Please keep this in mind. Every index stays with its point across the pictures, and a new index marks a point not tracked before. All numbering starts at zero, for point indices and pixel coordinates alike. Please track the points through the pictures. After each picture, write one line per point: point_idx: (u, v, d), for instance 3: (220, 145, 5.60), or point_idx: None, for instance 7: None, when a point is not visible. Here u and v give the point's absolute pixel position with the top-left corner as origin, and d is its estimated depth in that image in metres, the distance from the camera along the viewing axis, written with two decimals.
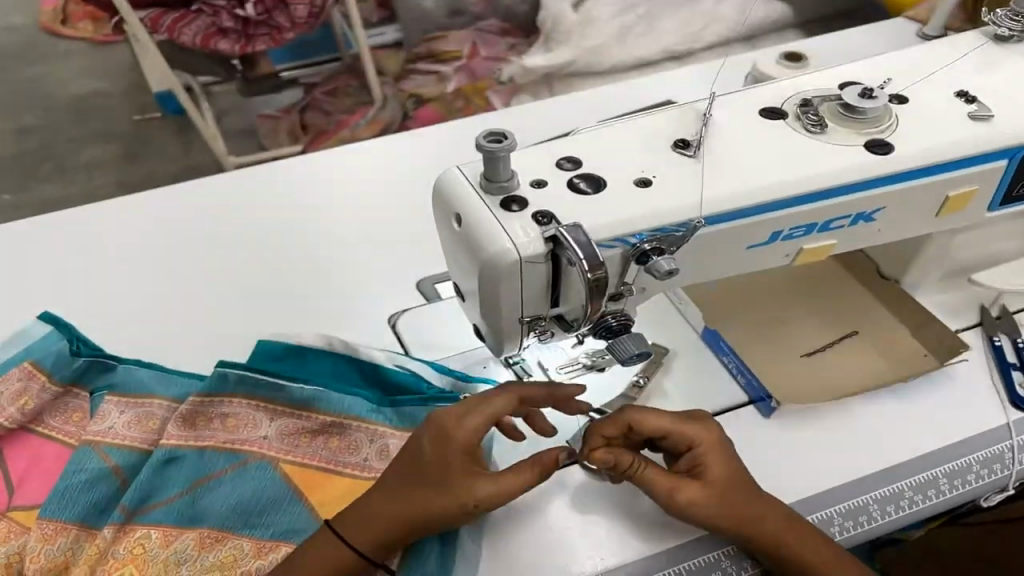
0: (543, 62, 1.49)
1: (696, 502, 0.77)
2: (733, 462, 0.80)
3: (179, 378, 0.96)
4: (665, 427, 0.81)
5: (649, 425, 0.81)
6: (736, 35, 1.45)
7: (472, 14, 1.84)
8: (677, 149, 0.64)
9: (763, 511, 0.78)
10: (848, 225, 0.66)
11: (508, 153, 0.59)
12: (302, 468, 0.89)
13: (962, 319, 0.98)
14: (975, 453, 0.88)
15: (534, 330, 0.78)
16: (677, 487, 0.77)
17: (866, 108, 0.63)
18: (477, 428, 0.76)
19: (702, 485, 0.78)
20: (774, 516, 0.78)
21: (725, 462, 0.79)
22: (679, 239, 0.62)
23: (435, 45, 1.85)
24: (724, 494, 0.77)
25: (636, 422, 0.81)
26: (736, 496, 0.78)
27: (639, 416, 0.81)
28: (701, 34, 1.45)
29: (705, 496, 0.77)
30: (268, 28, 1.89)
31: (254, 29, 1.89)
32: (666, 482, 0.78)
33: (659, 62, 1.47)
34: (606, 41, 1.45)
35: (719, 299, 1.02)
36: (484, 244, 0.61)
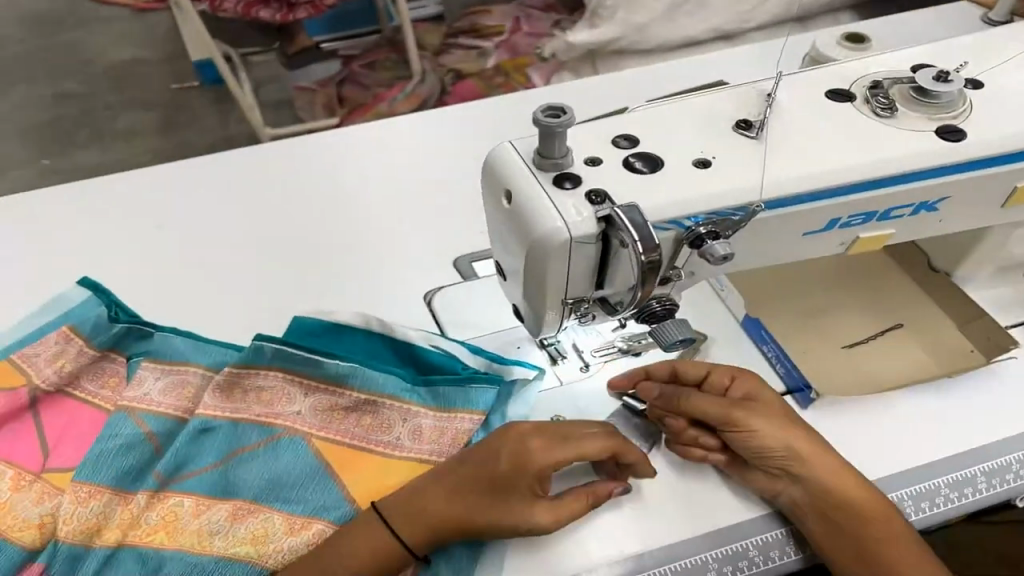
0: (587, 39, 1.47)
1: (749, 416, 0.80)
2: (777, 403, 0.84)
3: (214, 347, 0.96)
4: (707, 367, 0.86)
5: (693, 364, 0.87)
6: (787, 15, 1.42)
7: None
8: (738, 130, 0.63)
9: (820, 447, 0.80)
10: (908, 214, 0.65)
11: (566, 129, 0.58)
12: (334, 445, 0.88)
13: (1013, 315, 0.96)
14: (1014, 453, 0.86)
15: (575, 312, 0.77)
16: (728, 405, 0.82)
17: (940, 91, 0.60)
18: (562, 458, 0.76)
19: (759, 410, 0.82)
20: (826, 453, 0.80)
21: (770, 399, 0.84)
22: (735, 223, 0.61)
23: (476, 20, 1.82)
24: (779, 419, 0.81)
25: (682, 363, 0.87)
26: (786, 425, 0.81)
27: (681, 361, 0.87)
28: (752, 13, 1.42)
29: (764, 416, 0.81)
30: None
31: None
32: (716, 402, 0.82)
33: (707, 42, 1.44)
34: (654, 19, 1.40)
35: (761, 287, 1.01)
36: (536, 223, 0.60)
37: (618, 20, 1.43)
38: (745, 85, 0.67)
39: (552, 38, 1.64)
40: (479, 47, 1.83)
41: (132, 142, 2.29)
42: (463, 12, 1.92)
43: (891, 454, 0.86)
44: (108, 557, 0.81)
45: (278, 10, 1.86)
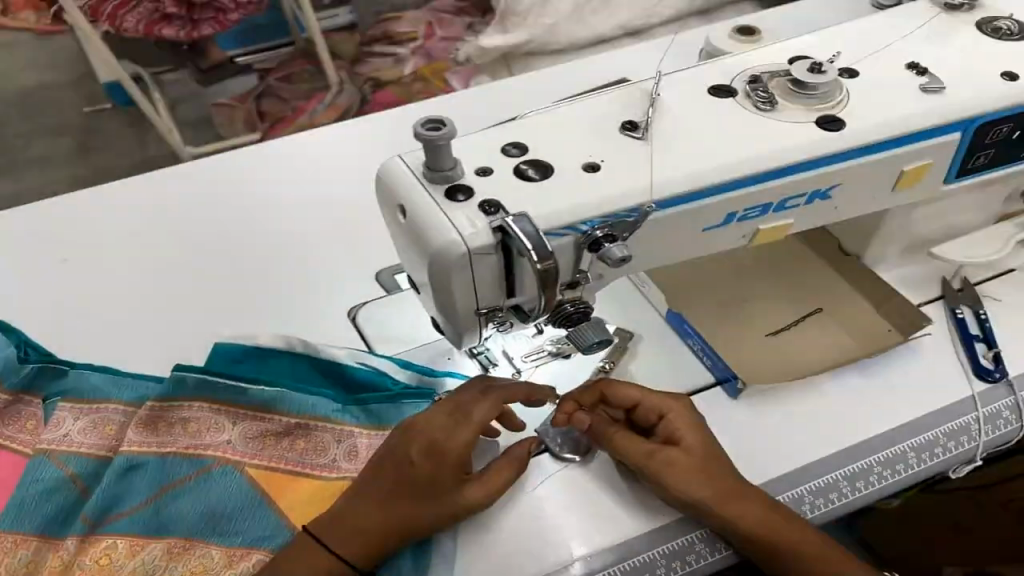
0: (498, 42, 1.47)
1: (672, 468, 0.78)
2: (706, 437, 0.81)
3: (135, 381, 0.93)
4: (636, 396, 0.83)
5: (623, 392, 0.83)
6: (690, 9, 1.45)
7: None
8: (625, 131, 0.62)
9: (741, 492, 0.78)
10: (803, 204, 0.65)
11: (448, 141, 0.56)
12: (268, 472, 0.86)
13: (924, 293, 0.97)
14: (942, 426, 0.87)
15: (492, 321, 0.76)
16: (651, 451, 0.79)
17: (817, 83, 0.61)
18: (468, 439, 0.77)
19: (681, 452, 0.79)
20: (753, 501, 0.78)
21: (699, 436, 0.81)
22: (631, 224, 0.60)
23: (390, 27, 1.81)
24: (702, 462, 0.79)
25: (611, 390, 0.84)
26: (710, 472, 0.78)
27: (612, 385, 0.84)
28: (656, 9, 1.44)
29: (684, 463, 0.78)
30: (213, 11, 1.85)
31: (199, 13, 1.84)
32: (640, 447, 0.80)
33: (616, 39, 1.46)
34: (561, 19, 1.43)
35: (681, 281, 1.01)
36: (432, 238, 0.58)
37: (528, 23, 1.44)
38: (630, 85, 0.67)
39: (466, 42, 1.64)
40: (394, 53, 1.78)
41: (48, 171, 2.21)
42: (375, 19, 1.89)
43: (815, 440, 0.87)
44: None
45: (182, 26, 1.84)
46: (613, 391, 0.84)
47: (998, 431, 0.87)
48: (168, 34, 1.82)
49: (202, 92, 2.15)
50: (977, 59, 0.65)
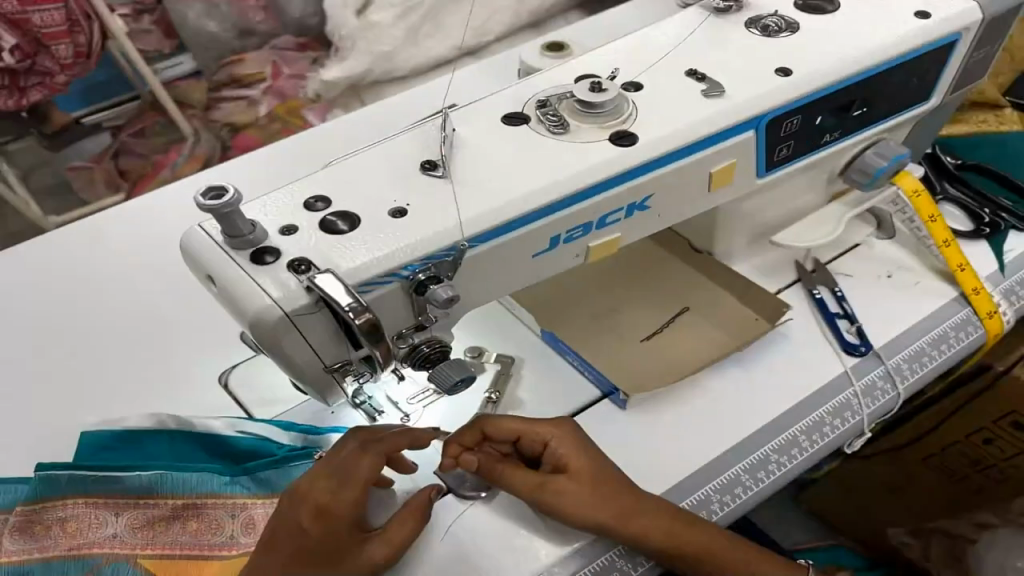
0: (341, 75, 1.48)
1: (564, 496, 0.77)
2: (592, 456, 0.80)
3: (0, 487, 0.87)
4: (517, 429, 0.81)
5: (503, 426, 0.81)
6: (520, 21, 1.49)
7: (264, 32, 1.80)
8: (425, 171, 0.61)
9: (637, 505, 0.77)
10: (625, 217, 0.65)
11: (235, 207, 0.54)
12: (163, 560, 0.83)
13: (780, 280, 0.99)
14: (827, 404, 0.89)
15: (346, 375, 0.72)
16: (540, 482, 0.78)
17: (601, 102, 0.61)
18: (354, 499, 0.73)
19: (570, 478, 0.78)
20: (649, 511, 0.77)
21: (585, 456, 0.79)
22: (452, 262, 0.59)
23: (236, 68, 1.76)
24: (592, 484, 0.78)
25: (491, 427, 0.82)
26: (601, 490, 0.78)
27: (490, 422, 0.82)
28: (488, 25, 1.46)
29: (575, 490, 0.77)
30: (38, 75, 1.69)
31: (24, 80, 1.69)
32: (529, 478, 0.79)
33: (455, 59, 1.49)
34: (398, 46, 1.44)
35: (548, 300, 1.00)
36: (244, 306, 0.56)
37: (360, 50, 1.45)
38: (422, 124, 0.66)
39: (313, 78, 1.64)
40: (246, 96, 1.75)
41: None
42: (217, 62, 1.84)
43: (696, 438, 0.87)
44: None
45: (9, 96, 1.70)
46: (493, 427, 0.81)
47: (878, 403, 0.89)
48: None
49: (53, 158, 2.04)
50: (757, 54, 0.67)
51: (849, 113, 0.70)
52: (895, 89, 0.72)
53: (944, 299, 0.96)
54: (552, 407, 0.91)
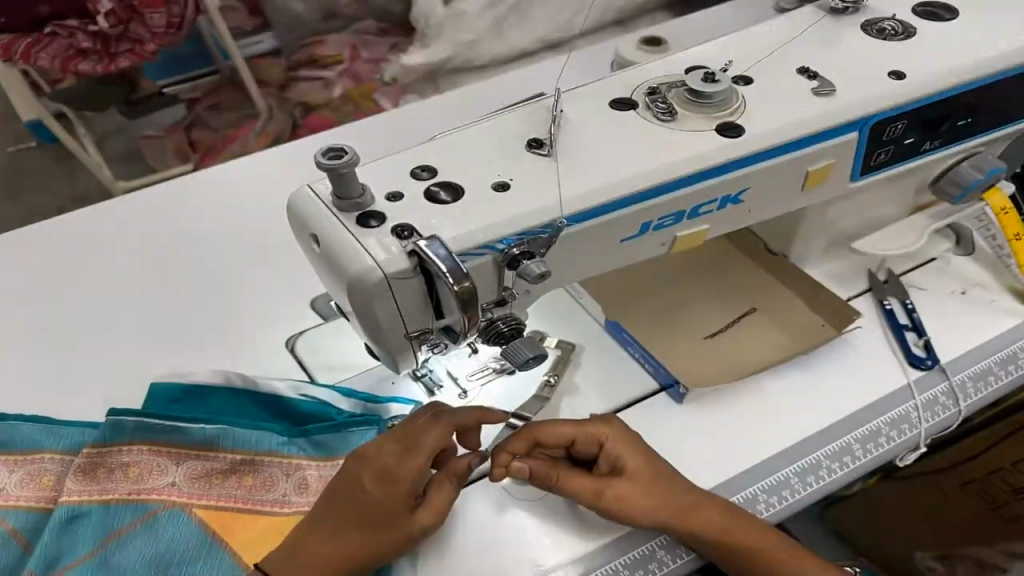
0: (422, 60, 1.50)
1: (627, 502, 0.78)
2: (647, 457, 0.80)
3: (72, 428, 0.89)
4: (570, 433, 0.80)
5: (556, 433, 0.80)
6: (605, 19, 1.50)
7: (348, 16, 1.83)
8: (531, 149, 0.63)
9: (697, 506, 0.78)
10: (716, 209, 0.66)
11: (351, 168, 0.55)
12: (219, 512, 0.83)
13: (851, 288, 0.99)
14: (883, 416, 0.89)
15: (426, 345, 0.74)
16: (604, 488, 0.78)
17: (711, 92, 0.62)
18: (419, 463, 0.75)
19: (628, 481, 0.79)
20: (710, 511, 0.78)
21: (641, 458, 0.80)
22: (547, 240, 0.60)
23: (314, 49, 1.83)
24: (650, 486, 0.79)
25: (544, 434, 0.80)
26: (660, 493, 0.78)
27: (542, 428, 0.80)
28: (573, 22, 1.48)
29: (635, 495, 0.78)
30: (129, 42, 1.72)
31: (115, 46, 1.71)
32: (592, 485, 0.79)
33: (536, 53, 1.51)
34: (480, 36, 1.47)
35: (616, 289, 1.01)
36: (347, 264, 0.58)
37: (445, 40, 1.48)
38: (530, 104, 0.67)
39: (391, 62, 1.67)
40: (321, 77, 1.80)
41: None
42: (300, 41, 1.89)
43: (758, 436, 0.88)
44: None
45: (98, 61, 1.71)
46: (547, 435, 0.80)
47: (937, 418, 0.88)
48: (85, 70, 1.69)
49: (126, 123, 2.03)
50: (865, 59, 0.67)
51: (951, 124, 0.70)
52: (1000, 104, 0.72)
53: (1015, 322, 0.95)
54: (612, 397, 0.92)
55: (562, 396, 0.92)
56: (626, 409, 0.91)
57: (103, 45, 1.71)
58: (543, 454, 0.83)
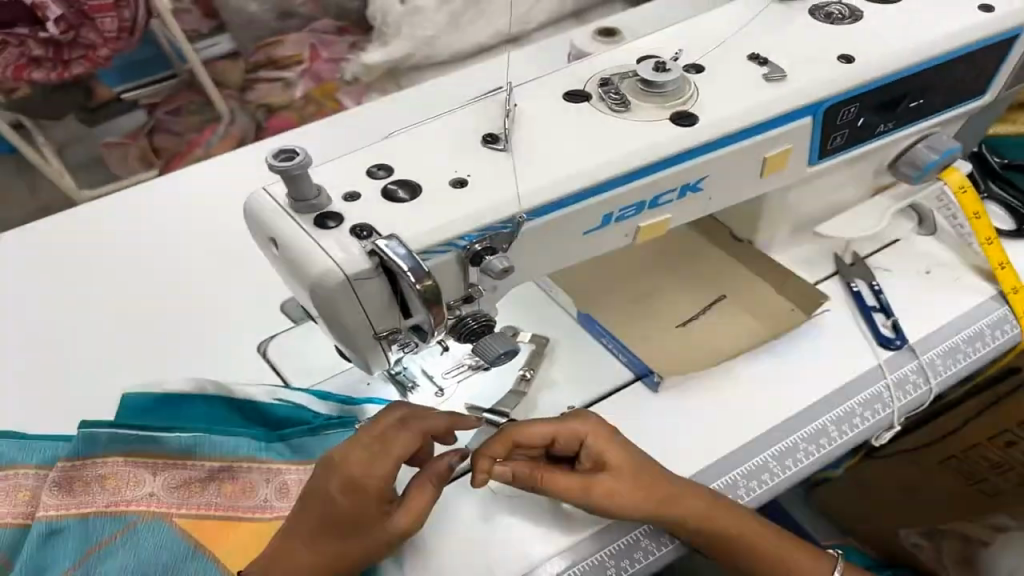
0: (383, 57, 1.50)
1: (613, 496, 0.77)
2: (626, 449, 0.80)
3: (43, 442, 0.88)
4: (550, 431, 0.79)
5: (535, 433, 0.79)
6: (565, 11, 1.51)
7: (305, 15, 1.80)
8: (486, 144, 0.63)
9: (682, 493, 0.79)
10: (677, 198, 0.67)
11: (304, 170, 0.55)
12: (201, 519, 0.83)
13: (819, 270, 1.00)
14: (856, 397, 0.90)
15: (394, 345, 0.74)
16: (591, 484, 0.78)
17: (662, 82, 0.62)
18: (387, 472, 0.74)
19: (613, 474, 0.78)
20: (691, 497, 0.79)
21: (621, 450, 0.80)
22: (508, 235, 0.61)
23: (273, 51, 1.78)
24: (635, 477, 0.78)
25: (524, 433, 0.78)
26: (644, 484, 0.78)
27: (522, 428, 0.78)
28: (533, 14, 1.48)
29: (623, 488, 0.77)
30: (82, 48, 1.71)
31: (68, 53, 1.70)
32: (577, 481, 0.78)
33: (497, 45, 1.51)
34: (440, 31, 1.47)
35: (587, 281, 1.01)
36: (307, 268, 0.58)
37: (404, 36, 1.49)
38: (485, 99, 0.67)
39: (352, 61, 1.66)
40: (284, 79, 1.76)
41: None
42: (254, 44, 1.86)
43: (732, 421, 0.89)
44: None
45: (52, 68, 1.71)
46: (526, 436, 0.78)
47: (909, 397, 0.89)
48: (38, 78, 1.70)
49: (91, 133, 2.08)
50: (816, 42, 0.68)
51: (905, 105, 0.71)
52: (953, 83, 0.73)
53: (980, 297, 0.96)
54: (587, 388, 0.93)
55: (538, 390, 0.93)
56: (599, 402, 0.91)
57: (56, 52, 1.70)
58: (522, 454, 0.81)
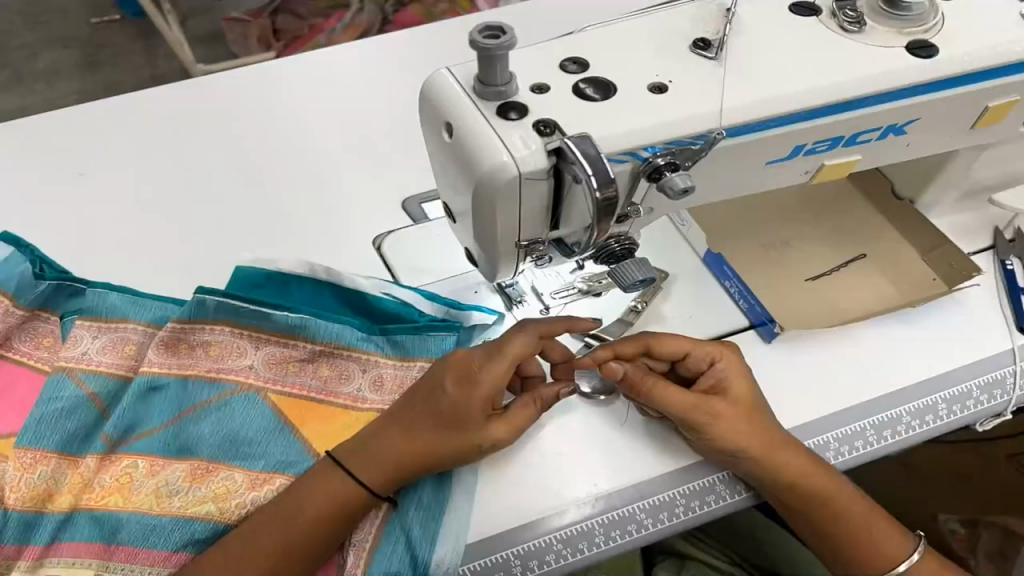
0: None
1: (722, 420, 0.73)
2: (754, 389, 0.76)
3: (153, 300, 0.82)
4: (685, 348, 0.77)
5: (667, 343, 0.77)
6: None
7: None
8: (695, 50, 0.58)
9: (789, 445, 0.74)
10: (875, 138, 0.62)
11: (506, 51, 0.52)
12: (292, 399, 0.78)
13: (974, 241, 0.93)
14: (976, 378, 0.83)
15: (530, 255, 0.66)
16: (704, 402, 0.73)
17: (911, 2, 0.57)
18: (501, 372, 0.70)
19: (727, 402, 0.74)
20: (800, 453, 0.74)
21: (749, 388, 0.76)
22: (696, 152, 0.55)
23: None
24: (749, 414, 0.74)
25: (658, 343, 0.77)
26: (758, 422, 0.74)
27: (659, 337, 0.77)
28: None
29: (731, 416, 0.73)
30: None
31: None
32: (691, 397, 0.73)
33: None
34: None
35: (724, 218, 0.95)
36: (479, 159, 0.54)
37: None
38: (702, 1, 0.63)
39: None
40: None
41: (54, 83, 2.10)
42: None
43: (858, 382, 0.83)
44: (64, 523, 0.71)
45: None
46: (660, 344, 0.77)
47: None
48: None
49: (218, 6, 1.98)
50: None
51: None
52: None
53: None
54: (699, 329, 0.86)
55: (644, 323, 0.86)
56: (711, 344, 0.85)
57: None
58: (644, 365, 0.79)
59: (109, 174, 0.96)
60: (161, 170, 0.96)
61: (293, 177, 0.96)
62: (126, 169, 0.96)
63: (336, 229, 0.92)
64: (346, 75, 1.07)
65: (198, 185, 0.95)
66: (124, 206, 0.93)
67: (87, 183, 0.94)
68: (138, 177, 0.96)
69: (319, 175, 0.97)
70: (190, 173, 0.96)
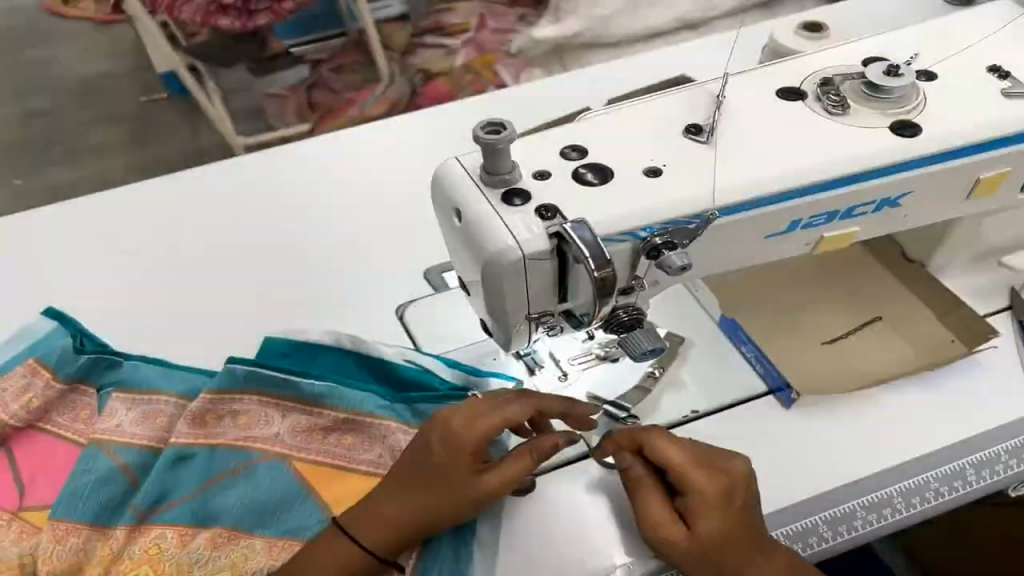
0: (552, 33, 1.49)
1: (684, 553, 0.68)
2: (739, 520, 0.68)
3: (185, 372, 0.87)
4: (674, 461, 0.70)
5: (663, 457, 0.70)
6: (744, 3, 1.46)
7: None
8: (688, 135, 0.64)
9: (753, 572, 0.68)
10: (871, 212, 0.66)
11: (508, 144, 0.56)
12: (316, 465, 0.80)
13: (989, 303, 0.94)
14: (1002, 443, 0.82)
15: (541, 327, 0.66)
16: (670, 532, 0.69)
17: (892, 88, 0.63)
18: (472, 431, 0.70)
19: (687, 531, 0.69)
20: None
21: (726, 526, 0.68)
22: (690, 232, 0.60)
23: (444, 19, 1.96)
24: (711, 550, 0.68)
25: (650, 446, 0.71)
26: (729, 554, 0.68)
27: (652, 439, 0.71)
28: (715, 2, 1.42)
29: (683, 545, 0.68)
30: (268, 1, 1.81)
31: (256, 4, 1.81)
32: (663, 519, 0.69)
33: (673, 31, 1.42)
34: (617, 10, 1.43)
35: (737, 285, 0.97)
36: (487, 243, 0.57)
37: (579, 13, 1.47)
38: (695, 87, 0.69)
39: (518, 35, 1.67)
40: (444, 46, 1.91)
41: (102, 157, 2.21)
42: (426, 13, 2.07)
43: (874, 450, 0.83)
44: None
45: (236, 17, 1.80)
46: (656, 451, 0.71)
47: None
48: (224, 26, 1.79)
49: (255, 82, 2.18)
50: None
51: None
52: None
53: None
54: (716, 394, 0.87)
55: (663, 389, 0.87)
56: (731, 408, 0.86)
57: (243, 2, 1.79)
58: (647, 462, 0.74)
59: (151, 250, 1.01)
60: (198, 245, 1.02)
61: (320, 251, 1.01)
62: (164, 245, 1.02)
63: (360, 299, 0.96)
64: (372, 151, 1.12)
65: (230, 259, 1.00)
66: (162, 280, 0.98)
67: (127, 260, 1.00)
68: (177, 252, 1.01)
69: (345, 248, 1.01)
70: (223, 248, 1.01)
